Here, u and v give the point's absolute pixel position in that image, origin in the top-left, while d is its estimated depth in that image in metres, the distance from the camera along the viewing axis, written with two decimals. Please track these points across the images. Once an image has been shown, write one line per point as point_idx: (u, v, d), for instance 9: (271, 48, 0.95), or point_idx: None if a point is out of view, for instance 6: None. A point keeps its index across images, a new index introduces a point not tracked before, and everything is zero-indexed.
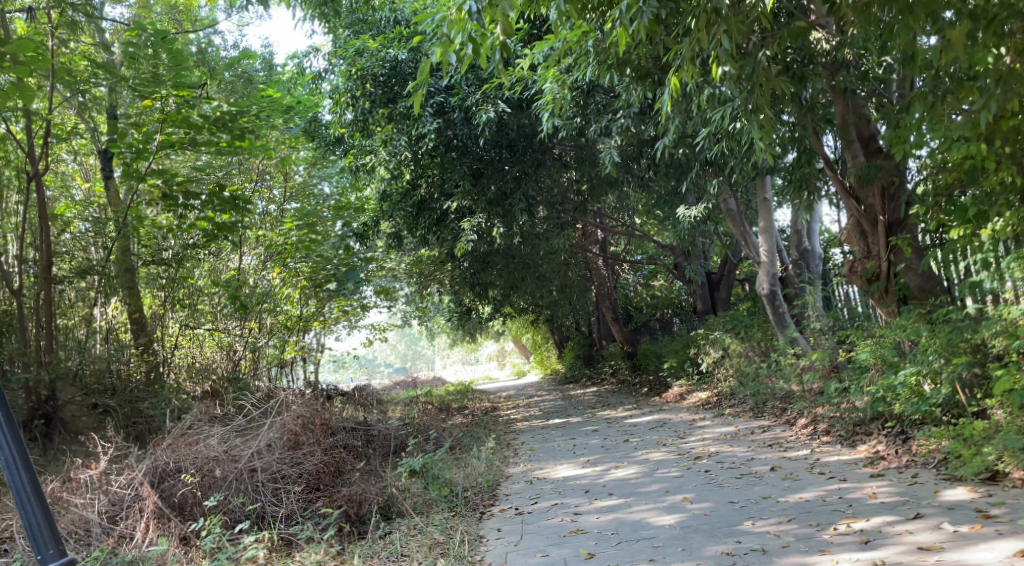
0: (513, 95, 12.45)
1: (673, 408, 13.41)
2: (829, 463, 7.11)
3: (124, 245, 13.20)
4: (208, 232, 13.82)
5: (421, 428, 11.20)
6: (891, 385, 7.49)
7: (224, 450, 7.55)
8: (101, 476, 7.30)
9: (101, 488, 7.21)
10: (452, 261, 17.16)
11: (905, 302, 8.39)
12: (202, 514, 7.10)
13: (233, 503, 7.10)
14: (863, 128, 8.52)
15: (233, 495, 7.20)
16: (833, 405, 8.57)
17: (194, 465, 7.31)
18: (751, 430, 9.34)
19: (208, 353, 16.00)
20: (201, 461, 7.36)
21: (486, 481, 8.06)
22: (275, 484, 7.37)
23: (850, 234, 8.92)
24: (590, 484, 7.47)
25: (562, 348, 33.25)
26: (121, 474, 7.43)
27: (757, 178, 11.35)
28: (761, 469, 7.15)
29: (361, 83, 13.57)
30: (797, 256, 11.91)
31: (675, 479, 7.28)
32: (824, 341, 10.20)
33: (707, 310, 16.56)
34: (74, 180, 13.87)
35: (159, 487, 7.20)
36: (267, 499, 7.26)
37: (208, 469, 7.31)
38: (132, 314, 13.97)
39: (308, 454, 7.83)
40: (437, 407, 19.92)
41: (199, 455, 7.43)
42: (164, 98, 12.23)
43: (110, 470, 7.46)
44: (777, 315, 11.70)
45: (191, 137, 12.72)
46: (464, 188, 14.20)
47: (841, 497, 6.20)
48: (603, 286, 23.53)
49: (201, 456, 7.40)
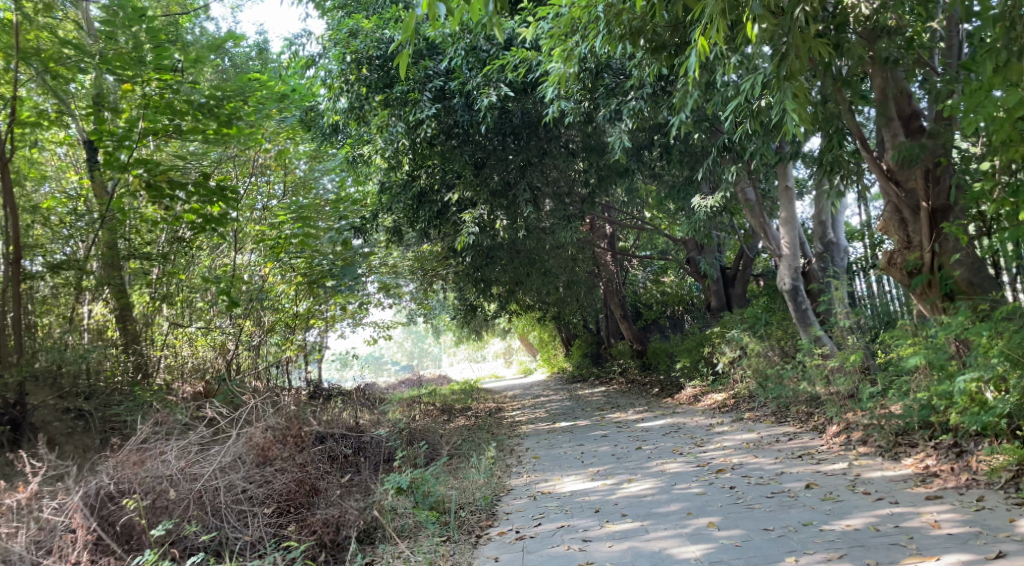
0: (517, 77, 11.69)
1: (688, 411, 12.64)
2: (873, 481, 6.34)
3: (109, 239, 12.56)
4: (197, 225, 13.08)
5: (418, 433, 10.48)
6: (943, 392, 6.72)
7: (180, 468, 6.94)
8: (31, 500, 6.50)
9: (30, 515, 6.41)
10: (454, 256, 16.42)
11: (951, 296, 7.88)
12: (150, 545, 6.42)
13: (187, 533, 6.48)
14: (903, 105, 7.94)
15: (187, 522, 6.58)
16: (868, 412, 7.79)
17: (143, 487, 6.63)
18: (775, 437, 8.57)
19: (200, 353, 15.34)
20: (152, 482, 6.69)
21: (485, 497, 7.30)
22: (240, 507, 6.81)
23: (886, 223, 8.36)
24: (600, 502, 6.69)
25: (569, 345, 32.47)
26: (55, 498, 6.65)
27: (779, 163, 10.58)
28: (795, 487, 6.37)
29: (356, 67, 12.84)
30: (820, 249, 11.12)
31: (697, 496, 6.51)
32: (855, 341, 9.42)
33: (721, 308, 15.78)
34: (59, 174, 13.22)
35: (100, 512, 6.44)
36: (230, 524, 6.69)
37: (160, 492, 6.63)
38: (119, 311, 13.36)
39: (278, 472, 7.29)
40: (439, 408, 19.19)
41: (150, 474, 6.76)
42: (144, 82, 11.44)
43: (42, 492, 6.66)
44: (800, 311, 10.90)
45: (177, 125, 11.91)
46: (466, 178, 13.50)
47: (897, 527, 5.42)
48: (612, 282, 22.76)
49: (153, 476, 6.74)
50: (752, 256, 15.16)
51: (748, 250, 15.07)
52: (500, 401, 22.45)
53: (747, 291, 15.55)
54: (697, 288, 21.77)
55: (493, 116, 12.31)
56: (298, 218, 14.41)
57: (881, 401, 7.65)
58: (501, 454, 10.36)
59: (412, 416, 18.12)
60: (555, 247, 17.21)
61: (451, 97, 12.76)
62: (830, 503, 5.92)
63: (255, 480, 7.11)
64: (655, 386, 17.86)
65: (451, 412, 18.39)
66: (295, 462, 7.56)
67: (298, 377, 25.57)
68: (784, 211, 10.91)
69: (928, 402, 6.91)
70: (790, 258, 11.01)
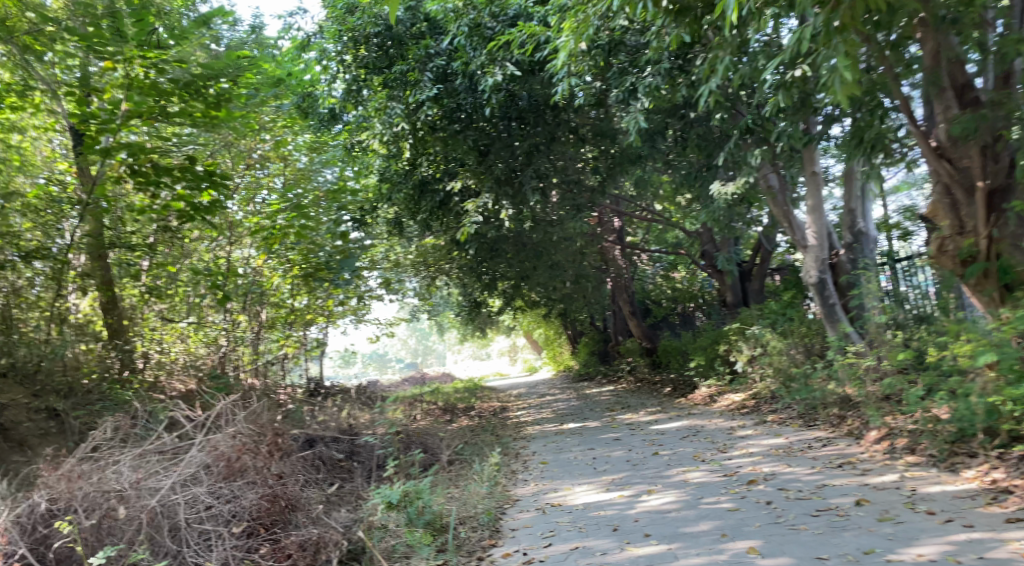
0: (525, 54, 10.97)
1: (705, 413, 11.93)
2: (935, 498, 5.57)
3: (94, 229, 11.94)
4: (185, 213, 12.16)
5: (417, 435, 9.80)
6: (1012, 397, 5.94)
7: (132, 482, 6.33)
8: None
9: None
10: (457, 249, 15.73)
11: (1009, 286, 7.38)
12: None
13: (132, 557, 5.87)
14: (957, 74, 7.37)
15: (134, 544, 5.98)
16: (915, 417, 7.04)
17: (86, 505, 6.10)
18: (806, 443, 7.84)
19: (192, 349, 14.70)
20: (95, 499, 6.13)
21: (487, 513, 6.52)
22: (200, 527, 6.16)
23: (937, 207, 7.90)
24: (618, 519, 5.96)
25: (575, 343, 31.76)
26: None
27: (806, 147, 9.90)
28: (845, 504, 5.62)
29: (352, 46, 12.29)
30: (849, 239, 10.42)
31: (730, 513, 5.76)
32: (893, 338, 8.66)
33: (738, 303, 15.06)
34: (47, 164, 12.49)
35: (32, 537, 5.99)
36: (188, 547, 6.05)
37: (106, 510, 6.09)
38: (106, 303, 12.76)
39: (247, 486, 6.56)
40: (441, 407, 18.50)
41: (95, 490, 6.19)
42: (126, 60, 10.66)
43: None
44: (827, 307, 10.24)
45: (162, 107, 11.08)
46: (468, 166, 12.82)
47: (979, 558, 4.66)
48: (621, 277, 22.05)
49: (97, 492, 6.17)
50: (771, 250, 14.47)
51: (767, 243, 14.38)
52: (505, 400, 21.76)
53: (765, 286, 14.86)
54: (710, 283, 21.04)
55: (498, 98, 11.62)
56: (295, 206, 13.52)
57: (929, 404, 6.91)
58: (506, 458, 9.67)
59: (414, 416, 17.45)
60: (563, 240, 16.49)
61: (454, 78, 12.08)
62: (892, 526, 5.17)
63: (222, 497, 6.39)
64: (667, 385, 17.14)
65: (454, 412, 17.71)
66: (270, 474, 6.80)
67: (299, 374, 24.95)
68: (812, 199, 10.22)
69: (989, 407, 6.18)
70: (817, 249, 10.35)
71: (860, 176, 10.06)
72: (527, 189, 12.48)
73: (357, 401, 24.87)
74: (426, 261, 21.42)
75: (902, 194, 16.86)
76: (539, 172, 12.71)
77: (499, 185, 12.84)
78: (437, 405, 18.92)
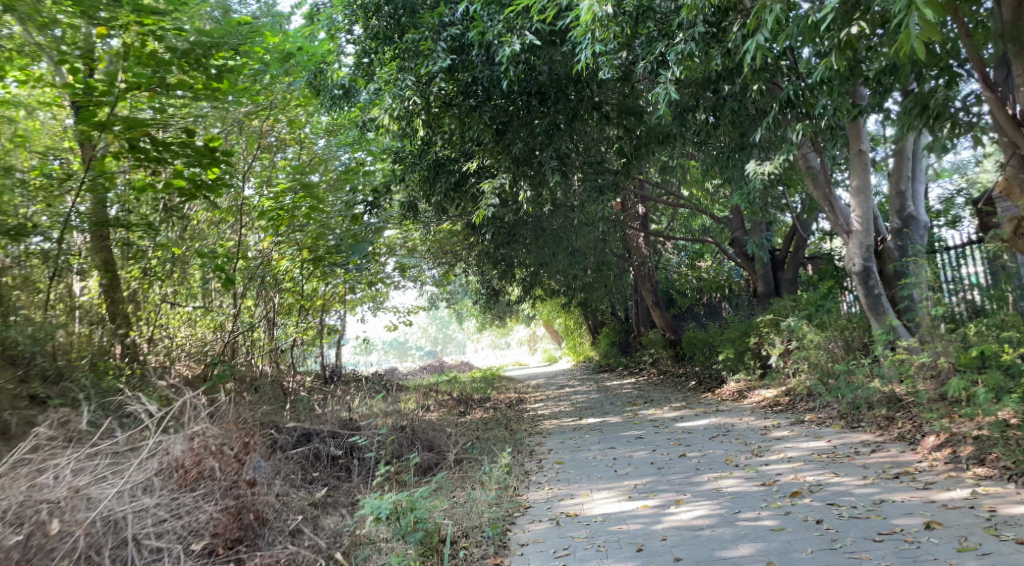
0: (546, 21, 10.15)
1: (734, 409, 11.17)
2: (1019, 522, 4.80)
3: (98, 203, 11.32)
4: (186, 191, 11.32)
5: (425, 429, 9.13)
6: None
7: (71, 489, 5.71)
8: None
9: None
10: (474, 233, 15.03)
11: None
12: None
13: None
14: None
15: None
16: (981, 423, 6.26)
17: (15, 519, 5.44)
18: (852, 447, 7.08)
19: (198, 335, 14.14)
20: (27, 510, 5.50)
21: (492, 527, 5.79)
22: (154, 544, 5.70)
23: (1013, 185, 6.84)
24: (644, 536, 5.24)
25: (597, 333, 31.01)
26: None
27: (852, 122, 9.22)
28: (912, 527, 4.85)
29: (364, 12, 11.75)
30: (897, 224, 9.70)
31: (773, 533, 5.02)
32: (949, 334, 7.85)
33: (769, 294, 14.25)
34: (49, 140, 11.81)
35: None
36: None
37: (37, 524, 5.43)
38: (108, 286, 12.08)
39: (207, 495, 6.15)
40: (456, 398, 17.84)
41: (27, 500, 5.56)
42: (122, 27, 9.94)
43: None
44: (873, 298, 9.54)
45: (161, 79, 10.26)
46: (485, 144, 12.11)
47: None
48: (644, 266, 21.25)
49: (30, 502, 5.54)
50: (806, 237, 13.67)
51: (801, 230, 13.58)
52: (524, 391, 21.09)
53: (798, 276, 14.07)
54: (737, 273, 20.16)
55: (517, 70, 10.90)
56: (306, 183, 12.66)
57: (997, 409, 6.13)
58: (520, 457, 8.97)
59: (429, 407, 16.82)
60: (587, 225, 15.74)
61: (470, 50, 11.34)
62: (975, 559, 4.40)
63: (176, 511, 5.92)
64: (692, 379, 16.38)
65: (470, 403, 17.07)
66: (235, 481, 6.35)
67: (315, 360, 24.52)
68: (856, 179, 9.52)
69: None
70: (862, 234, 9.64)
71: (910, 154, 9.38)
72: (546, 169, 11.74)
73: (374, 389, 24.36)
74: (443, 247, 20.79)
75: (945, 181, 15.93)
76: (559, 151, 11.94)
77: (516, 165, 12.13)
78: (453, 396, 18.29)
